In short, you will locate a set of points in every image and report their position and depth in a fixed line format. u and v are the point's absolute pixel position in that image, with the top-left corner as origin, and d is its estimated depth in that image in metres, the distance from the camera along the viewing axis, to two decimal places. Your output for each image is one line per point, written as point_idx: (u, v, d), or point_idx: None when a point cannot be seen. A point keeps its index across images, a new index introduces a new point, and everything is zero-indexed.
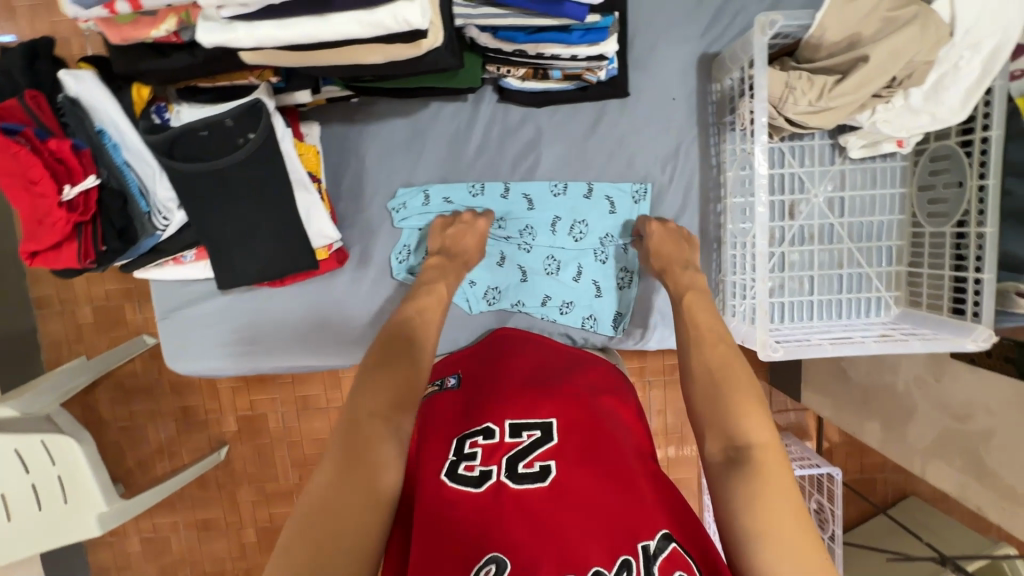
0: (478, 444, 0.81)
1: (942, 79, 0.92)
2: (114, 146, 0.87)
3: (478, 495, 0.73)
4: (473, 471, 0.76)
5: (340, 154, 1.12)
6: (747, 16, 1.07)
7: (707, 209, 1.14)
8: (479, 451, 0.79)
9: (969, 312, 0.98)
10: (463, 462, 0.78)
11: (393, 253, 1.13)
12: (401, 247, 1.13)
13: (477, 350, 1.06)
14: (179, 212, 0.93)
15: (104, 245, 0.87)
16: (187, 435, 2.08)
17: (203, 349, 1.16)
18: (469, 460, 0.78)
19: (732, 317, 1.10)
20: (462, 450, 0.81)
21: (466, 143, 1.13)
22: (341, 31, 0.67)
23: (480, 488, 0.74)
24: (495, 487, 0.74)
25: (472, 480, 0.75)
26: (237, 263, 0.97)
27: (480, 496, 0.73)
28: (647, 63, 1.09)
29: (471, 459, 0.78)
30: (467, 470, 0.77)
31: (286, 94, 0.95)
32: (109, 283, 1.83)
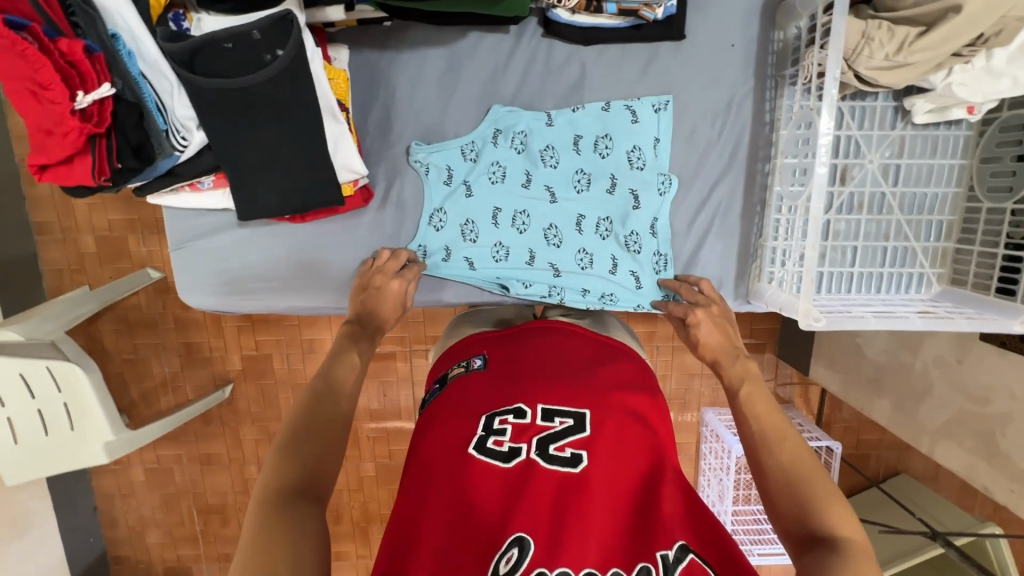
0: (508, 421, 0.79)
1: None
2: (129, 54, 0.79)
3: (507, 472, 0.72)
4: (503, 446, 0.75)
5: (368, 82, 1.04)
6: None
7: (754, 169, 1.08)
8: (509, 428, 0.78)
9: (1020, 293, 0.95)
10: (493, 436, 0.77)
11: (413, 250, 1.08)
12: (420, 244, 1.08)
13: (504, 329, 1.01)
14: (199, 132, 0.86)
15: (120, 162, 0.79)
16: (191, 371, 2.07)
17: (217, 284, 1.12)
18: (500, 436, 0.77)
19: (768, 284, 1.07)
20: (492, 424, 0.79)
21: (504, 79, 1.04)
22: None
23: (510, 463, 0.73)
24: (523, 464, 0.74)
25: (501, 455, 0.74)
26: (259, 193, 0.91)
27: (508, 473, 0.73)
28: (707, 5, 1.01)
29: (501, 435, 0.77)
30: (497, 445, 0.76)
31: (317, 9, 0.87)
32: (112, 212, 1.77)
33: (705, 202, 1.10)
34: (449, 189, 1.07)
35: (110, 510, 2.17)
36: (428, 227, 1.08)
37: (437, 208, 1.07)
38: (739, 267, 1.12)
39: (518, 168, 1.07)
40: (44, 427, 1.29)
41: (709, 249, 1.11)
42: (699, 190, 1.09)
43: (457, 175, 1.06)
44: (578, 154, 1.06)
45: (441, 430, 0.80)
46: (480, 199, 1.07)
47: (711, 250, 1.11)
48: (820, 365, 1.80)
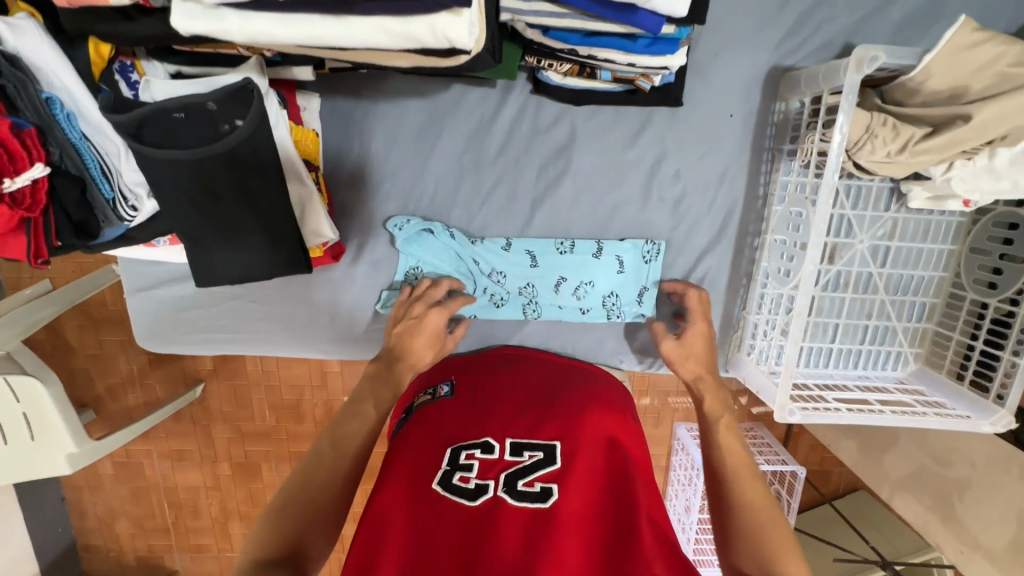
0: (475, 456, 0.81)
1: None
2: (68, 117, 0.72)
3: (473, 508, 0.73)
4: (469, 483, 0.77)
5: (343, 132, 0.96)
6: (833, 28, 0.91)
7: (743, 241, 1.04)
8: (476, 463, 0.80)
9: (993, 393, 0.94)
10: (459, 472, 0.79)
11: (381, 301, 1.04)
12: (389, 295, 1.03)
13: (477, 362, 1.04)
14: (151, 200, 0.79)
15: (60, 241, 0.73)
16: (161, 370, 2.01)
17: (178, 332, 1.06)
18: (466, 471, 0.78)
19: (747, 357, 1.06)
20: (459, 458, 0.81)
21: (488, 138, 0.98)
22: (363, 38, 0.53)
23: (477, 500, 0.74)
24: (490, 501, 0.75)
25: (468, 493, 0.75)
26: (218, 262, 0.85)
27: (475, 509, 0.73)
28: (709, 70, 0.94)
29: (467, 471, 0.79)
30: (463, 482, 0.77)
31: (282, 68, 0.78)
32: None
33: (690, 272, 1.06)
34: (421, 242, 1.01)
35: (79, 501, 2.15)
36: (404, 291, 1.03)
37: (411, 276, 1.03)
38: (718, 338, 1.11)
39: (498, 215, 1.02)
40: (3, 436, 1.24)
41: None
42: (685, 260, 1.05)
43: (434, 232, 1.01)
44: (558, 208, 1.01)
45: (408, 468, 0.81)
46: (456, 263, 1.02)
47: None
48: None
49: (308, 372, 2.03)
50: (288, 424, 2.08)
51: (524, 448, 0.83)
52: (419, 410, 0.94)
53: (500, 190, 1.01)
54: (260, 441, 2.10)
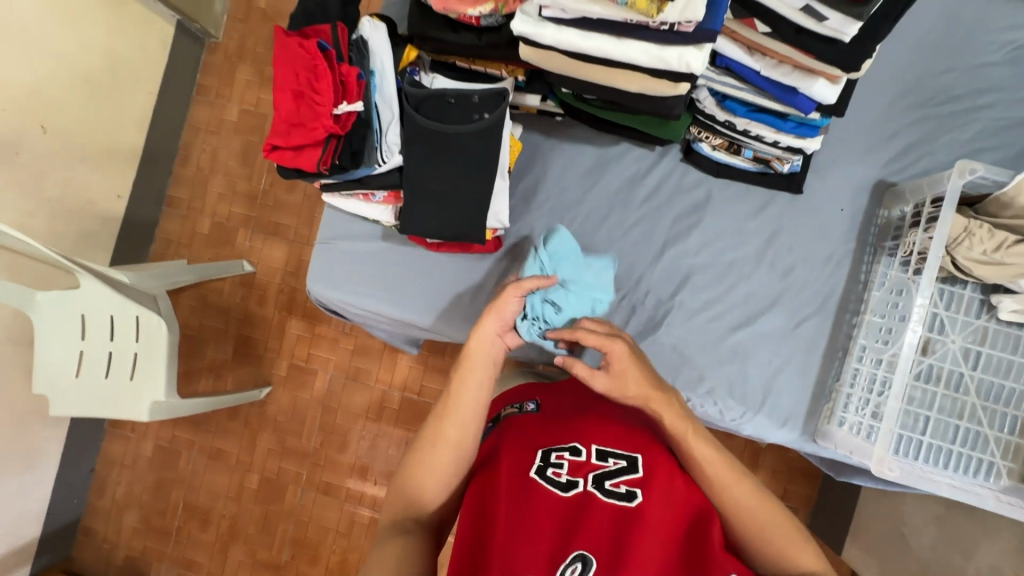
0: (565, 457, 0.85)
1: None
2: (375, 87, 1.01)
3: (565, 501, 0.79)
4: (562, 477, 0.82)
5: (528, 159, 1.24)
6: (931, 161, 1.15)
7: (841, 318, 1.18)
8: (566, 462, 0.84)
9: None
10: (551, 467, 0.84)
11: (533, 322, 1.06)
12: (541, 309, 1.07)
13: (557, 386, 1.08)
14: (398, 156, 1.04)
15: (338, 160, 0.99)
16: (239, 363, 2.11)
17: (342, 283, 1.26)
18: (558, 467, 0.83)
19: (839, 427, 1.12)
20: (549, 457, 0.86)
21: (639, 186, 1.22)
22: (631, 54, 0.79)
23: (569, 493, 0.80)
24: (582, 495, 0.80)
25: (560, 486, 0.81)
26: (427, 215, 1.06)
27: (567, 502, 0.79)
28: (826, 172, 1.19)
29: (559, 467, 0.84)
30: (555, 475, 0.83)
31: (519, 94, 1.09)
32: (237, 205, 2.05)
33: (789, 332, 1.19)
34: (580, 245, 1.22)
35: (104, 477, 2.08)
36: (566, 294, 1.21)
37: (564, 284, 1.11)
38: (811, 405, 1.17)
39: (656, 239, 1.21)
40: (107, 368, 1.39)
41: (785, 379, 1.18)
42: (786, 322, 1.19)
43: (585, 243, 1.22)
44: (703, 245, 1.21)
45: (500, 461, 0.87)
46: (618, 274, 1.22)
47: (787, 380, 1.18)
48: (854, 546, 1.66)
49: (369, 401, 2.04)
50: (331, 450, 2.05)
51: (609, 455, 0.86)
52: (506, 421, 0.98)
53: (640, 228, 1.22)
54: (298, 460, 2.05)
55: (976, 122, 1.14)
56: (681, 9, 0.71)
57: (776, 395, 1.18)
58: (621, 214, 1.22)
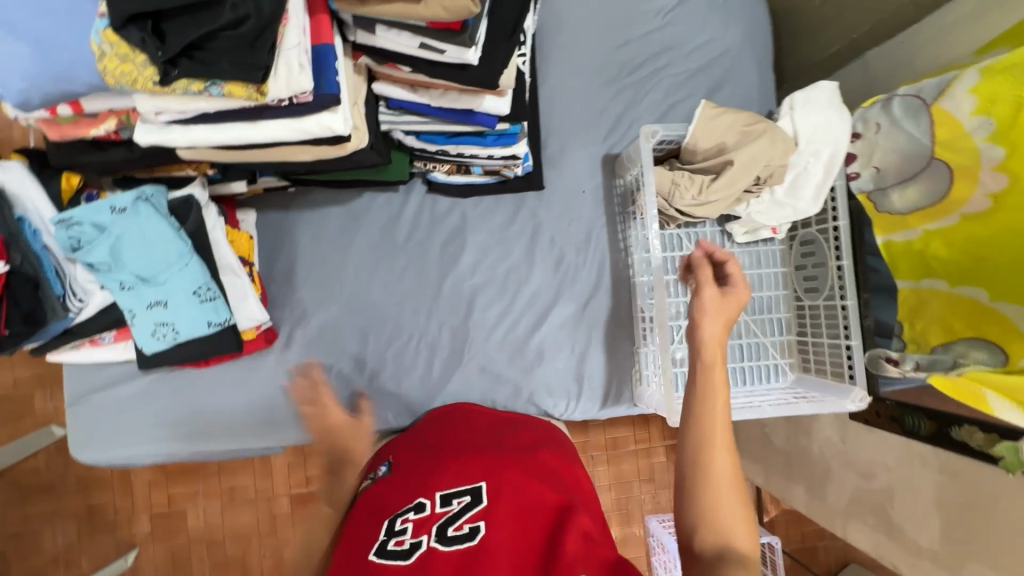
0: (409, 518, 0.80)
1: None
2: (35, 232, 0.89)
3: (406, 567, 0.72)
4: (404, 544, 0.76)
5: (275, 239, 1.18)
6: (640, 125, 1.27)
7: (619, 286, 1.25)
8: (409, 524, 0.79)
9: (846, 374, 1.11)
10: (393, 538, 0.78)
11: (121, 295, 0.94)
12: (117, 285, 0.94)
13: (409, 437, 1.04)
14: (99, 293, 0.95)
15: (7, 329, 0.85)
16: (89, 538, 1.81)
17: (115, 437, 1.11)
18: (400, 534, 0.78)
19: (646, 386, 1.18)
20: (393, 526, 0.80)
21: (397, 229, 1.21)
22: (269, 133, 0.76)
23: (410, 558, 0.73)
24: (424, 554, 0.74)
25: (402, 553, 0.75)
26: (164, 350, 0.98)
27: (410, 568, 0.72)
28: (560, 161, 1.25)
29: (403, 533, 0.78)
30: (397, 545, 0.76)
31: (222, 184, 1.01)
32: (19, 370, 1.76)
33: (581, 314, 1.23)
34: (359, 304, 1.19)
35: None
36: (363, 357, 1.18)
37: (75, 246, 0.90)
38: (622, 375, 1.23)
39: (431, 272, 1.21)
40: None
41: (593, 359, 1.23)
42: (574, 306, 1.23)
43: (366, 302, 1.19)
44: (476, 265, 1.22)
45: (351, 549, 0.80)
46: (409, 321, 1.20)
47: (595, 359, 1.23)
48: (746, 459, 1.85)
49: (256, 518, 1.85)
50: None
51: (453, 497, 0.82)
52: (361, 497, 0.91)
53: (412, 268, 1.20)
54: None
55: (663, 80, 1.27)
56: (286, 83, 0.69)
57: (590, 376, 1.23)
58: (389, 261, 1.20)
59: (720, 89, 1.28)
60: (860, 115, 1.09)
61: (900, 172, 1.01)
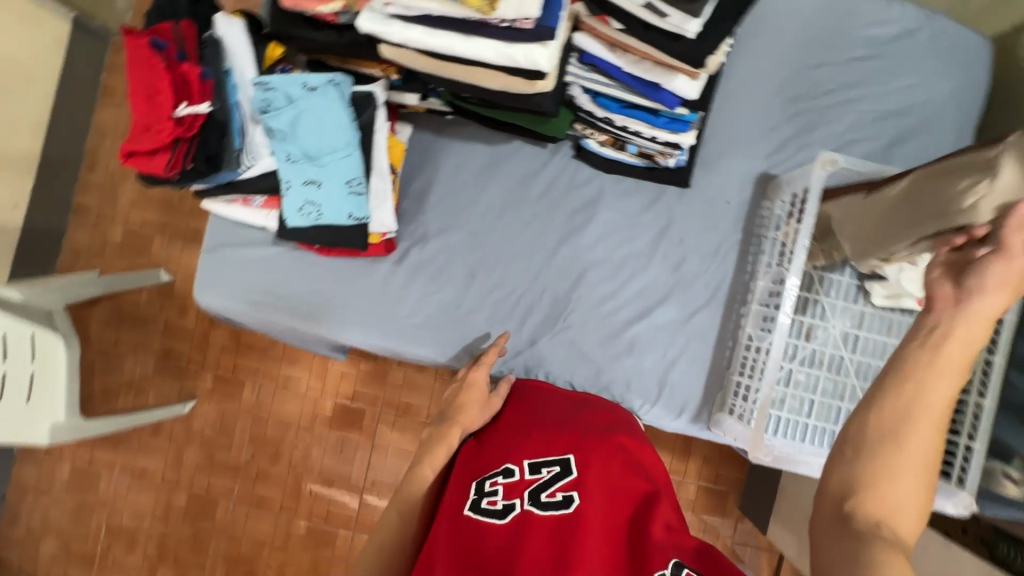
0: (498, 482, 0.81)
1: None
2: (234, 86, 0.97)
3: (503, 528, 0.75)
4: (498, 504, 0.78)
5: (419, 159, 1.22)
6: (809, 152, 1.19)
7: (731, 308, 1.20)
8: (500, 487, 0.81)
9: (954, 475, 1.01)
10: (484, 497, 0.80)
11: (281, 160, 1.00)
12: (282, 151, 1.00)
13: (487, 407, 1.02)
14: (266, 158, 1.01)
15: (191, 163, 0.94)
16: (161, 377, 2.00)
17: (232, 292, 1.21)
18: (492, 496, 0.79)
19: (729, 414, 1.15)
20: (482, 487, 0.81)
21: (533, 184, 1.22)
22: (476, 52, 0.77)
23: (505, 519, 0.76)
24: (519, 517, 0.76)
25: (496, 513, 0.77)
26: (302, 228, 1.05)
27: (506, 529, 0.75)
28: (712, 166, 1.21)
29: (494, 495, 0.80)
30: (490, 504, 0.78)
31: (399, 92, 1.06)
32: (150, 212, 1.94)
33: (683, 323, 1.20)
34: (477, 244, 1.21)
35: (17, 505, 1.97)
36: (463, 293, 1.21)
37: (263, 109, 0.97)
38: (705, 395, 1.20)
39: (551, 235, 1.21)
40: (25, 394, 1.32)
41: (681, 370, 1.20)
42: (679, 313, 1.21)
43: (482, 243, 1.21)
44: (597, 241, 1.21)
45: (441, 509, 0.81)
46: (515, 275, 1.21)
47: (683, 371, 1.20)
48: (777, 525, 1.72)
49: (301, 410, 1.98)
50: (262, 463, 1.97)
51: (541, 465, 0.83)
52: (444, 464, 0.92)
53: (535, 225, 1.21)
54: (228, 475, 1.97)
55: (849, 114, 1.18)
56: (517, 6, 0.71)
57: (672, 385, 1.20)
58: (515, 212, 1.21)
59: (909, 139, 1.18)
60: None
61: None
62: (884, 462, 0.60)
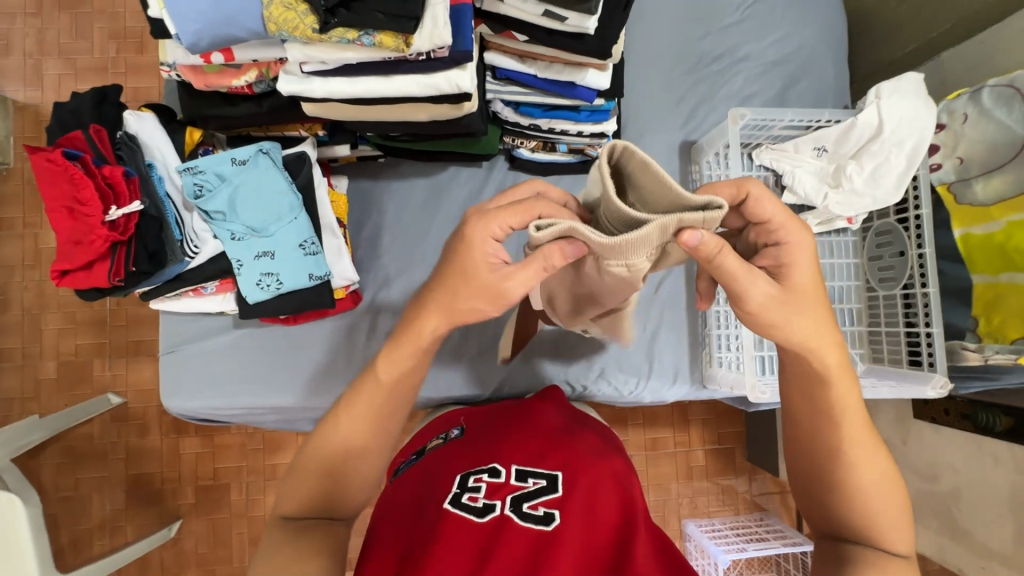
0: (483, 479, 0.83)
1: (867, 145, 1.14)
2: (160, 179, 0.95)
3: (480, 526, 0.75)
4: (477, 501, 0.79)
5: (363, 206, 1.23)
6: (717, 113, 1.30)
7: (692, 270, 1.27)
8: (483, 485, 0.81)
9: (925, 362, 1.11)
10: (467, 493, 0.80)
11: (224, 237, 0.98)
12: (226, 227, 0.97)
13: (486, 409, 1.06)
14: (211, 241, 0.99)
15: (134, 266, 0.90)
16: (135, 508, 1.85)
17: (203, 387, 1.15)
18: (474, 492, 0.80)
19: (719, 367, 1.20)
20: (467, 482, 0.83)
21: (478, 203, 1.25)
22: (399, 86, 0.80)
23: (484, 518, 0.76)
24: (498, 518, 0.76)
25: (475, 511, 0.77)
26: (266, 302, 1.02)
27: (482, 527, 0.75)
28: (637, 146, 1.29)
29: (476, 491, 0.80)
30: (471, 501, 0.79)
31: (327, 146, 1.07)
32: (82, 337, 1.82)
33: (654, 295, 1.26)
34: None
35: None
36: None
37: (196, 193, 0.95)
38: (692, 356, 1.25)
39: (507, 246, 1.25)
40: None
41: (664, 338, 1.25)
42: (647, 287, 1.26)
43: None
44: None
45: (421, 501, 0.83)
46: None
47: (666, 338, 1.25)
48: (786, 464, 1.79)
49: None
50: None
51: (529, 474, 0.83)
52: (431, 453, 0.96)
53: None
54: None
55: (740, 72, 1.30)
56: (429, 37, 0.73)
57: (660, 355, 1.25)
58: None
59: (796, 82, 1.31)
60: (943, 107, 1.15)
61: (986, 164, 1.07)
62: (864, 498, 0.70)
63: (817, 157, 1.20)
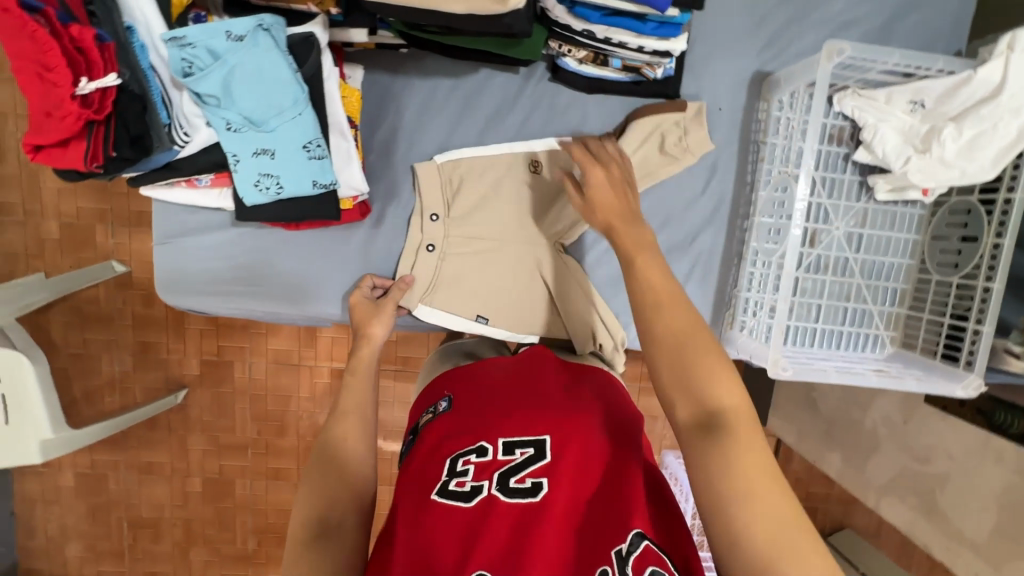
0: (471, 461, 0.68)
1: (974, 109, 0.96)
2: (142, 47, 0.82)
3: (467, 513, 0.62)
4: (465, 486, 0.65)
5: (379, 103, 1.09)
6: (805, 43, 1.09)
7: (733, 225, 1.15)
8: (470, 467, 0.68)
9: (963, 360, 1.02)
10: (455, 478, 0.67)
11: (218, 124, 0.85)
12: (224, 116, 0.84)
13: (475, 370, 0.89)
14: (205, 130, 0.87)
15: (115, 151, 0.79)
16: (144, 373, 1.74)
17: (200, 284, 1.10)
18: (461, 476, 0.67)
19: (739, 331, 1.13)
20: (455, 467, 0.69)
21: (509, 116, 1.10)
22: None
23: (471, 503, 0.63)
24: (487, 499, 0.64)
25: (461, 496, 0.64)
26: (269, 207, 0.93)
27: (469, 514, 0.62)
28: (701, 70, 1.10)
29: (465, 475, 0.67)
30: (459, 486, 0.66)
31: (340, 29, 0.92)
32: (83, 199, 1.64)
33: (686, 247, 1.16)
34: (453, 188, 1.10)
35: (29, 517, 1.76)
36: None
37: (186, 70, 0.81)
38: (715, 311, 1.18)
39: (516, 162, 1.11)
40: None
41: (691, 288, 1.17)
42: (682, 236, 1.15)
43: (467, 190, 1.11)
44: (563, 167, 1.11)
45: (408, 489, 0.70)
46: None
47: (693, 289, 1.17)
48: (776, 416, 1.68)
49: (302, 382, 1.78)
50: (270, 438, 1.80)
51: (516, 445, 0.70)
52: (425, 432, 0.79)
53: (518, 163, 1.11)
54: (238, 454, 1.80)
55: None
56: None
57: None
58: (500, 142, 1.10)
59: (905, 16, 1.09)
60: None
61: None
62: None
63: (909, 112, 1.02)
